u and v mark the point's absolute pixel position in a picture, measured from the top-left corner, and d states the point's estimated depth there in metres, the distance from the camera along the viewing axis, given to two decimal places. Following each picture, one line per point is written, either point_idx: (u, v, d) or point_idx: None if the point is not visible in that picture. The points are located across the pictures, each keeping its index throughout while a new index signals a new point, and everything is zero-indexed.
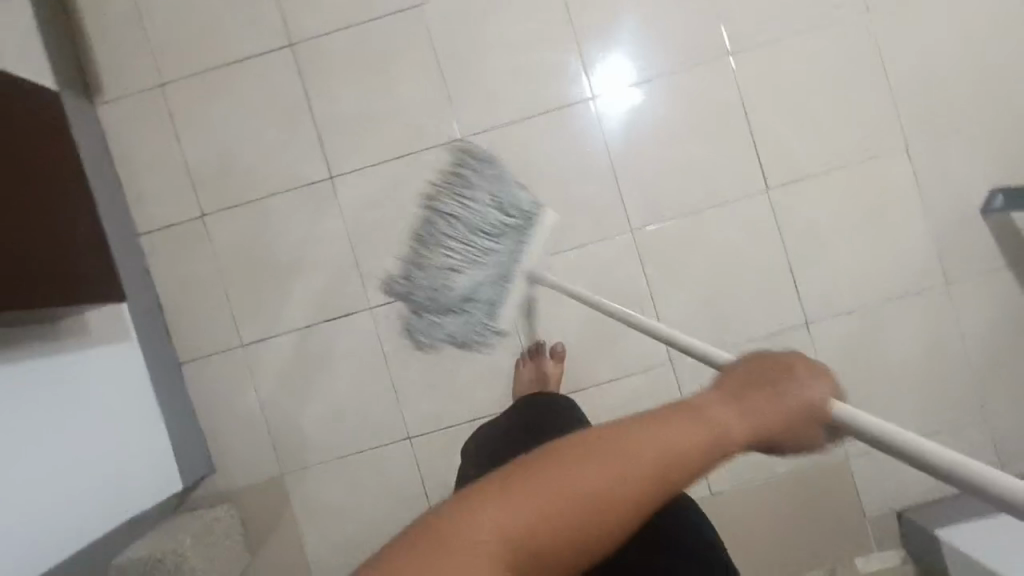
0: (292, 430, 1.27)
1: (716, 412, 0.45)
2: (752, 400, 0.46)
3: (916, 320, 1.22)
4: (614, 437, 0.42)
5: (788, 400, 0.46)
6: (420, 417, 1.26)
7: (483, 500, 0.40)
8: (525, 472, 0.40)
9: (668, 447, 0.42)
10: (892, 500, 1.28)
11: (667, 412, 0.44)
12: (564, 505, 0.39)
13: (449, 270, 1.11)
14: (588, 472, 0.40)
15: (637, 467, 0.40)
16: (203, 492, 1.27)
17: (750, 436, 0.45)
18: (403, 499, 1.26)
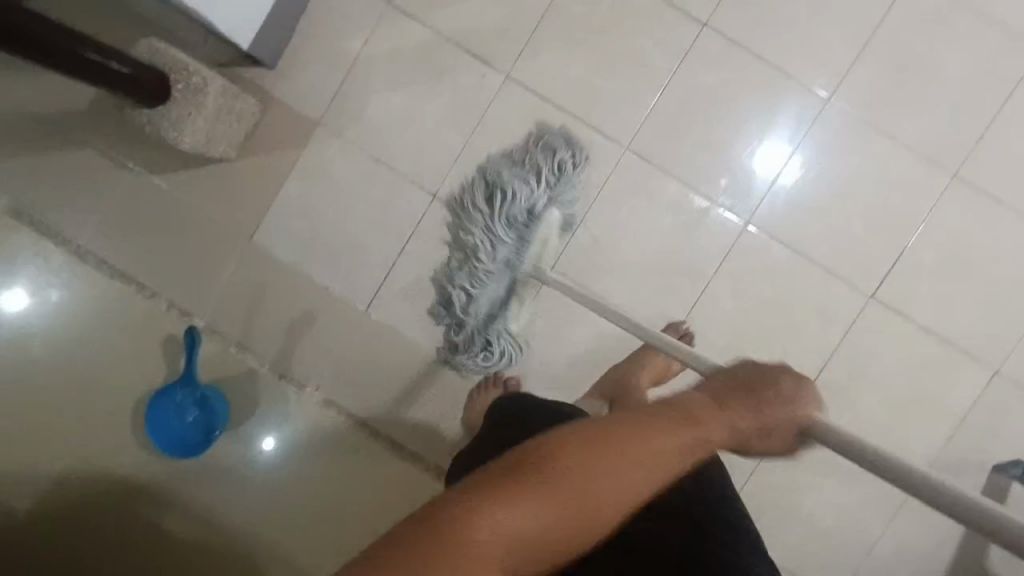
0: (358, 102, 1.20)
1: (699, 413, 0.59)
2: (737, 409, 0.60)
3: (865, 490, 1.19)
4: (577, 445, 0.55)
5: (774, 410, 0.60)
6: (456, 189, 1.21)
7: (499, 501, 0.50)
8: (536, 472, 0.53)
9: (662, 458, 0.56)
10: None
11: (648, 411, 0.59)
12: (588, 504, 0.53)
13: (489, 266, 1.14)
14: (603, 479, 0.54)
15: (614, 473, 0.55)
16: (246, 73, 1.20)
17: (729, 443, 0.59)
18: (383, 231, 1.22)
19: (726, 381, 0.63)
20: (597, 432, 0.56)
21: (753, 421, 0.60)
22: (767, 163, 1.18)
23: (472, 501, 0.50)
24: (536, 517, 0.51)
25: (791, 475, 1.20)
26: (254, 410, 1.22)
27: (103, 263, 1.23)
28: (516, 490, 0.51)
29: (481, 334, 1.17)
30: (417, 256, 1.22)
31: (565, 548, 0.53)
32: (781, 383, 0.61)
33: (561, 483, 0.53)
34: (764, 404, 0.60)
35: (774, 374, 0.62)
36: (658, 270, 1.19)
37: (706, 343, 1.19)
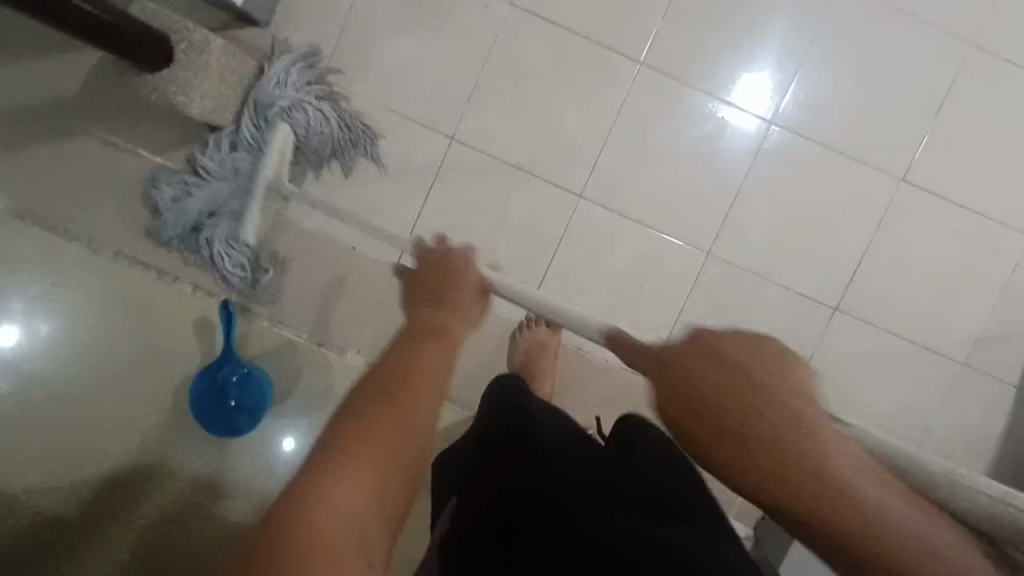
0: (363, 51, 1.17)
1: (450, 327, 0.69)
2: (436, 300, 0.73)
3: (917, 372, 1.21)
4: (348, 440, 0.54)
5: (464, 275, 0.76)
6: (474, 128, 1.18)
7: (322, 479, 0.50)
8: (348, 451, 0.53)
9: (427, 379, 0.61)
10: None
11: (419, 342, 0.65)
12: (399, 440, 0.55)
13: (225, 170, 1.08)
14: (398, 424, 0.56)
15: (405, 426, 0.56)
16: (241, 35, 1.15)
17: (464, 325, 0.72)
18: (405, 181, 1.18)
19: (431, 273, 0.77)
20: (371, 389, 0.58)
21: (468, 298, 0.75)
22: (753, 97, 1.17)
23: (313, 478, 0.50)
24: (367, 474, 0.52)
25: (843, 368, 1.20)
26: (299, 383, 1.19)
27: (121, 253, 1.18)
28: (332, 470, 0.51)
29: (238, 256, 1.12)
30: (442, 202, 1.19)
31: (415, 458, 0.55)
32: (461, 266, 0.77)
33: (364, 449, 0.53)
34: (450, 298, 0.73)
35: (460, 271, 0.76)
36: (687, 183, 1.19)
37: (744, 249, 1.20)
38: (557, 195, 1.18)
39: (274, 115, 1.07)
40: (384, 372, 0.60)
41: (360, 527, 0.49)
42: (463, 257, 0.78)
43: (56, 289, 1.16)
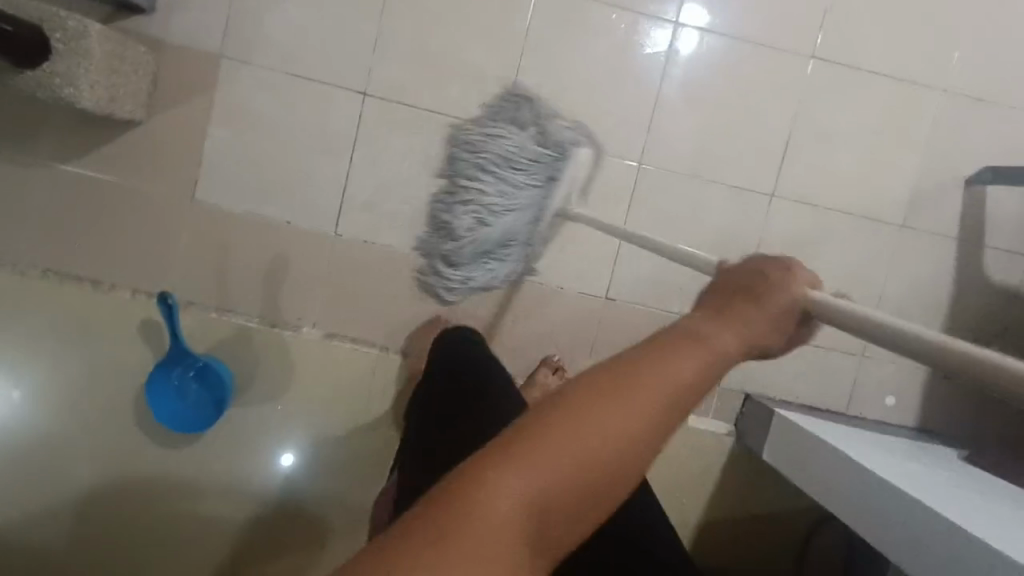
0: (256, 20, 1.13)
1: (720, 337, 0.47)
2: (737, 317, 0.48)
3: (860, 242, 1.23)
4: (554, 419, 0.43)
5: (768, 303, 0.49)
6: (386, 80, 1.16)
7: (508, 460, 0.41)
8: (545, 436, 0.42)
9: (661, 405, 0.43)
10: (752, 386, 1.23)
11: (665, 343, 0.45)
12: (606, 451, 0.42)
13: (504, 193, 1.07)
14: (608, 418, 0.42)
15: (631, 428, 0.43)
16: (126, 26, 1.11)
17: (742, 354, 0.48)
18: (325, 146, 1.16)
19: (724, 284, 0.51)
20: (602, 377, 0.44)
21: (763, 326, 0.49)
22: (694, 18, 1.18)
23: (487, 463, 0.42)
24: (547, 481, 0.41)
25: (789, 251, 1.23)
26: (257, 368, 1.17)
27: (50, 271, 1.14)
28: (518, 440, 0.42)
29: (494, 263, 1.13)
30: (368, 160, 1.17)
31: (622, 481, 0.43)
32: (769, 273, 0.50)
33: (555, 447, 0.41)
34: (742, 309, 0.49)
35: (778, 286, 0.50)
36: (608, 97, 1.19)
37: (674, 153, 1.20)
38: None
39: (520, 123, 1.11)
40: (609, 377, 0.44)
41: (521, 544, 0.41)
42: (788, 270, 0.51)
43: None
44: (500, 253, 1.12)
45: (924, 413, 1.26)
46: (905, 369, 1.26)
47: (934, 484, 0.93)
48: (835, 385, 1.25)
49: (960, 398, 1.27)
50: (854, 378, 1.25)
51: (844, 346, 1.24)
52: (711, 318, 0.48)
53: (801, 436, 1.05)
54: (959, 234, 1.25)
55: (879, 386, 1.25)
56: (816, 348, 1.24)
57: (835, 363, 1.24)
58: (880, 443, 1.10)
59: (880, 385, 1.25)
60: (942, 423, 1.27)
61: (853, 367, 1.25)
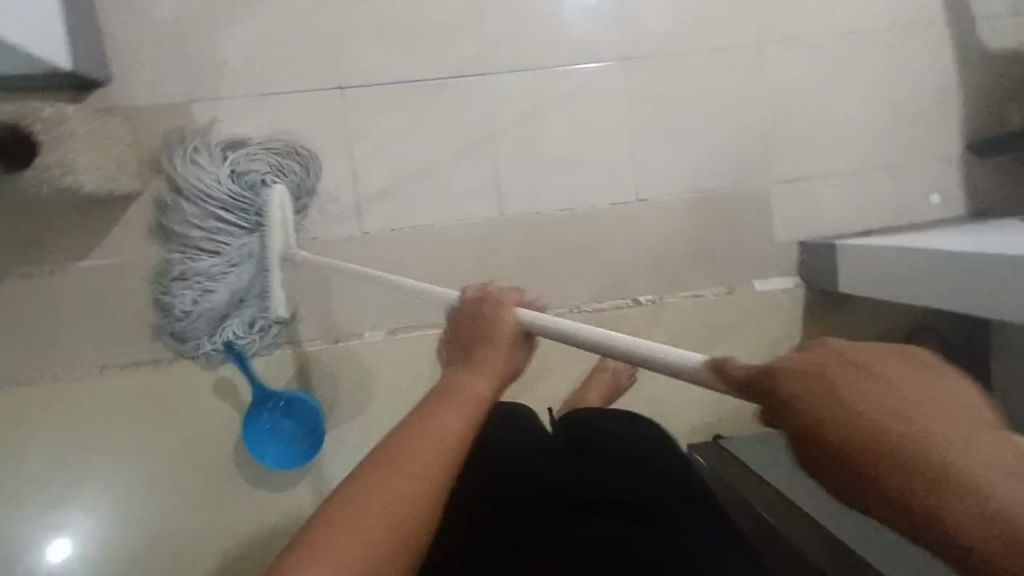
0: (212, 53, 1.12)
1: (466, 377, 0.60)
2: (477, 356, 0.62)
3: (862, 58, 1.22)
4: (371, 485, 0.51)
5: (499, 338, 0.63)
6: (357, 65, 1.14)
7: (355, 493, 0.51)
8: (381, 463, 0.53)
9: (444, 445, 0.54)
10: (802, 230, 1.25)
11: (437, 402, 0.58)
12: (423, 465, 0.53)
13: (217, 250, 1.13)
14: (398, 483, 0.51)
15: (416, 482, 0.52)
16: (95, 103, 1.10)
17: (495, 389, 0.61)
18: (322, 151, 1.15)
19: (460, 320, 0.66)
20: (388, 448, 0.54)
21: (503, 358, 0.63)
22: None
23: (310, 541, 0.48)
24: (380, 504, 0.50)
25: (797, 90, 1.22)
26: (338, 385, 1.17)
27: (107, 365, 1.14)
28: (370, 475, 0.52)
29: (250, 311, 1.14)
30: (369, 149, 1.16)
31: (417, 536, 0.51)
32: (488, 308, 0.65)
33: (389, 472, 0.52)
34: (484, 352, 0.62)
35: (497, 318, 0.64)
36: (572, 6, 1.17)
37: (655, 35, 1.19)
38: (465, 84, 1.17)
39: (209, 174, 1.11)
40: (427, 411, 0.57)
41: None
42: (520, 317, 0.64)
43: (68, 433, 1.12)
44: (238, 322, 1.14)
45: (975, 199, 1.26)
46: (942, 164, 1.25)
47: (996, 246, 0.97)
48: (881, 202, 1.25)
49: (1004, 173, 1.26)
50: (896, 190, 1.25)
51: (877, 162, 1.24)
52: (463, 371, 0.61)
53: (860, 252, 1.09)
54: (956, 15, 1.22)
55: (923, 189, 1.26)
56: (851, 174, 1.24)
57: (874, 183, 1.25)
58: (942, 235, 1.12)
59: (923, 188, 1.26)
60: (996, 203, 1.26)
61: (891, 180, 1.25)
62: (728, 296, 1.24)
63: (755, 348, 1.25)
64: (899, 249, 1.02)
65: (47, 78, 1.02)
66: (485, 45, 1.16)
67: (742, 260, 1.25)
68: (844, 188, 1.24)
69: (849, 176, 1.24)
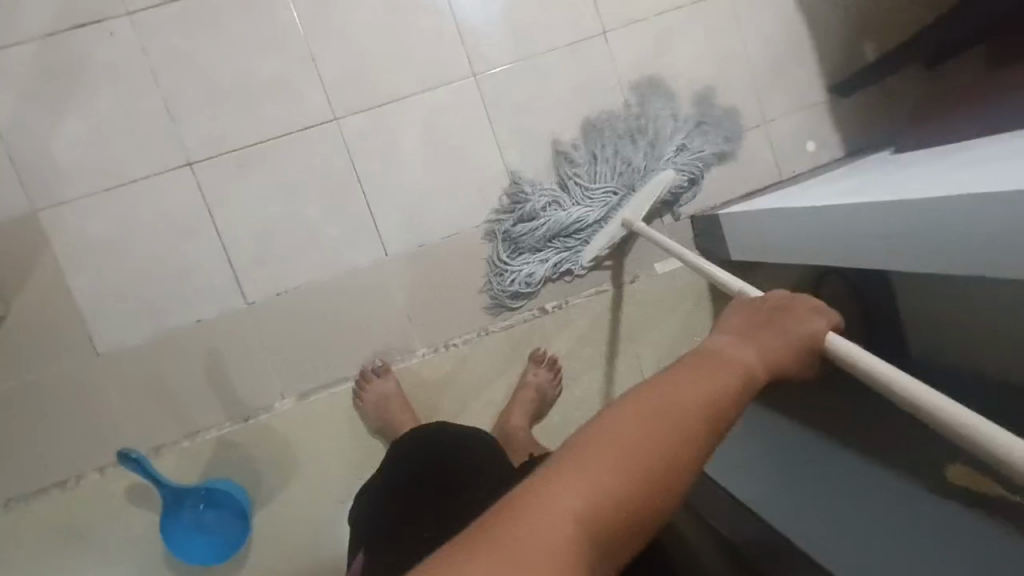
0: (48, 160, 1.08)
1: (736, 357, 0.50)
2: (765, 340, 0.52)
3: (704, 26, 1.22)
4: (582, 454, 0.43)
5: (796, 330, 0.54)
6: (199, 138, 1.11)
7: (545, 498, 0.41)
8: (579, 461, 0.43)
9: (666, 426, 0.45)
10: (687, 206, 1.24)
11: (687, 372, 0.48)
12: (624, 475, 0.42)
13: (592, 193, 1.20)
14: (606, 463, 0.43)
15: (631, 463, 0.43)
16: None
17: (769, 373, 0.51)
18: (185, 232, 1.12)
19: (757, 311, 0.55)
20: (617, 419, 0.45)
21: (786, 353, 0.52)
22: None
23: (518, 505, 0.41)
24: (586, 511, 0.41)
25: (648, 70, 1.21)
26: (258, 465, 1.13)
27: (12, 500, 1.09)
28: (544, 478, 0.42)
29: (560, 255, 1.21)
30: (234, 219, 1.13)
31: (648, 520, 0.42)
32: (799, 304, 0.55)
33: (583, 477, 0.42)
34: (779, 327, 0.54)
35: (807, 316, 0.55)
36: (402, 36, 1.15)
37: (494, 47, 1.17)
38: (315, 135, 1.14)
39: (600, 142, 1.21)
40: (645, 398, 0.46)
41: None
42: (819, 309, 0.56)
43: None
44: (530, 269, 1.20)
45: (848, 137, 1.27)
46: (809, 110, 1.26)
47: (875, 185, 0.96)
48: (758, 160, 1.26)
49: (871, 105, 1.27)
50: (769, 146, 1.26)
51: (743, 124, 1.24)
52: (725, 355, 0.50)
53: (748, 215, 1.08)
54: None
55: (794, 140, 1.26)
56: (721, 141, 1.24)
57: (745, 144, 1.25)
58: (815, 184, 1.13)
59: (794, 139, 1.26)
60: (869, 137, 1.27)
61: (763, 137, 1.25)
62: (632, 286, 1.24)
63: (668, 329, 1.25)
64: (779, 207, 1.01)
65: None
66: (331, 91, 1.14)
67: (636, 248, 1.24)
68: (717, 155, 1.25)
69: (720, 143, 1.25)
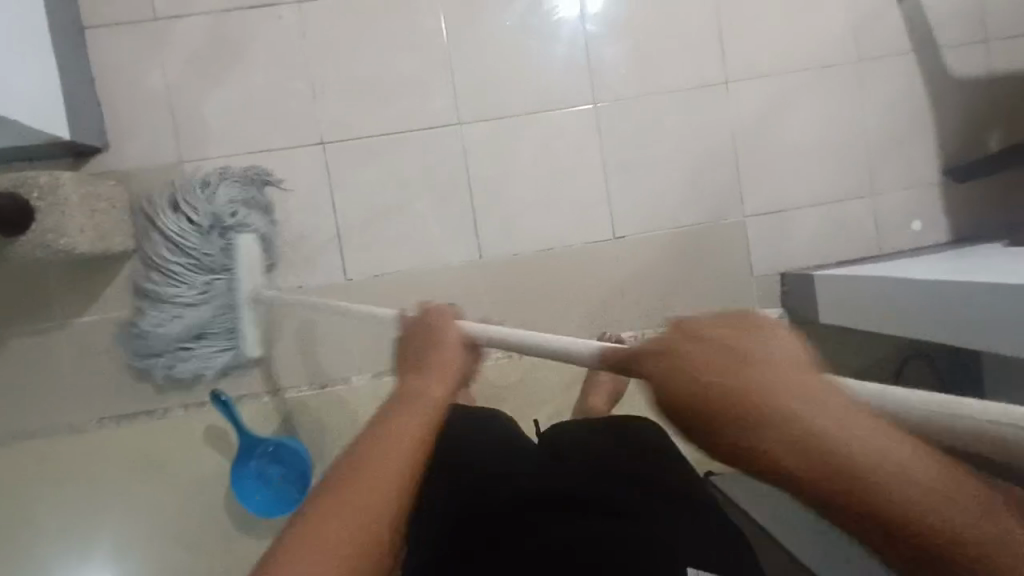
0: (201, 118, 1.20)
1: (417, 389, 0.63)
2: (426, 376, 0.65)
3: (827, 91, 1.23)
4: (335, 505, 0.49)
5: (445, 351, 0.69)
6: (334, 122, 1.21)
7: (307, 532, 0.47)
8: (346, 488, 0.50)
9: (401, 446, 0.54)
10: (780, 262, 1.25)
11: (391, 410, 0.59)
12: (362, 497, 0.50)
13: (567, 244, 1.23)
14: (358, 499, 0.50)
15: (377, 498, 0.50)
16: (93, 169, 1.18)
17: (449, 391, 0.65)
18: (304, 203, 1.21)
19: (413, 341, 0.71)
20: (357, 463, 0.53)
21: (450, 369, 0.67)
22: None
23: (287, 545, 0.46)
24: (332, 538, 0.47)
25: (762, 125, 1.24)
26: (324, 433, 1.19)
27: (105, 418, 1.18)
28: (321, 515, 0.48)
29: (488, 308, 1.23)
30: (349, 200, 1.21)
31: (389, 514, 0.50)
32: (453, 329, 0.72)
33: (350, 497, 0.50)
34: (431, 355, 0.68)
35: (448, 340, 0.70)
36: (534, 59, 1.22)
37: (617, 80, 1.23)
38: (436, 136, 1.22)
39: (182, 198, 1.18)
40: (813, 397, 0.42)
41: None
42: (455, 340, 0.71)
43: (67, 485, 1.15)
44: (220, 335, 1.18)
45: (956, 223, 1.25)
46: (920, 189, 1.25)
47: (970, 271, 0.96)
48: (859, 230, 1.25)
49: (986, 195, 1.25)
50: (873, 218, 1.25)
51: (850, 191, 1.24)
52: (408, 385, 0.64)
53: (827, 281, 1.12)
54: (913, 44, 1.23)
55: (900, 216, 1.25)
56: (825, 204, 1.25)
57: (850, 212, 1.25)
58: (920, 262, 1.11)
59: (901, 215, 1.25)
60: (977, 227, 1.25)
61: (868, 208, 1.25)
62: None
63: None
64: (863, 279, 1.03)
65: (47, 147, 1.10)
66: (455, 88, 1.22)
67: (721, 294, 1.25)
68: (818, 218, 1.25)
69: (823, 207, 1.25)
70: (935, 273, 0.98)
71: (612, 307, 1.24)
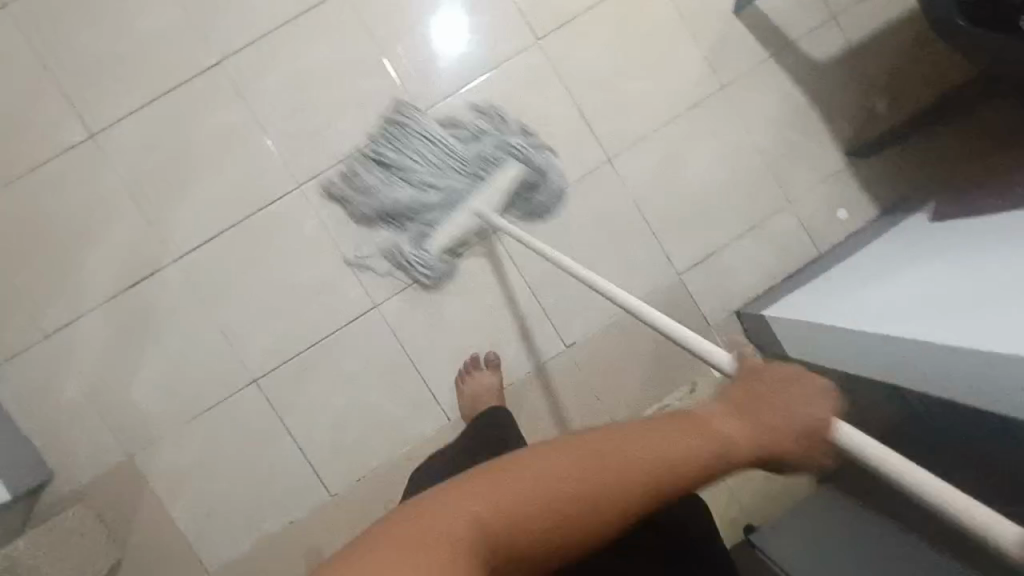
0: (130, 405, 1.16)
1: (716, 425, 0.56)
2: (749, 416, 0.57)
3: (708, 128, 1.22)
4: (511, 472, 0.50)
5: (796, 421, 0.57)
6: (259, 355, 1.18)
7: (458, 496, 0.48)
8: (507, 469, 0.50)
9: (650, 452, 0.52)
10: (732, 303, 1.23)
11: (649, 423, 0.54)
12: (584, 473, 0.49)
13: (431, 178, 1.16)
14: (548, 470, 0.50)
15: (569, 492, 0.49)
16: (50, 500, 1.15)
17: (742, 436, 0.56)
18: (264, 443, 1.18)
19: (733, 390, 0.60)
20: (554, 451, 0.51)
21: (766, 432, 0.56)
22: (425, 93, 1.19)
23: (448, 492, 0.48)
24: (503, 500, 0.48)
25: (661, 185, 1.22)
26: None
27: None
28: (474, 480, 0.49)
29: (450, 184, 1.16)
30: (305, 421, 1.19)
31: (580, 528, 0.49)
32: (772, 370, 0.61)
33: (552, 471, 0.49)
34: (752, 410, 0.58)
35: (794, 414, 0.57)
36: (425, 213, 1.20)
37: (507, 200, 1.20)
38: (362, 327, 1.20)
39: (494, 156, 1.17)
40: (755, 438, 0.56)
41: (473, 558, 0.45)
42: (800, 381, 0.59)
43: None
44: (428, 211, 1.17)
45: (878, 196, 1.24)
46: (832, 181, 1.24)
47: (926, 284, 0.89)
48: (793, 242, 1.24)
49: (897, 160, 1.24)
50: (803, 225, 1.24)
51: (769, 210, 1.23)
52: (670, 432, 0.54)
53: (805, 324, 1.01)
54: (769, 51, 1.22)
55: (826, 213, 1.24)
56: (751, 231, 1.23)
57: (778, 229, 1.24)
58: (870, 263, 1.07)
59: (826, 212, 1.24)
60: (899, 192, 1.24)
61: (792, 217, 1.24)
62: (692, 396, 1.23)
63: None
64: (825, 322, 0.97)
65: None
66: (385, 113, 1.18)
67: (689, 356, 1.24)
68: (752, 247, 1.23)
69: (751, 234, 1.23)
70: (918, 301, 0.88)
71: (593, 411, 1.22)
